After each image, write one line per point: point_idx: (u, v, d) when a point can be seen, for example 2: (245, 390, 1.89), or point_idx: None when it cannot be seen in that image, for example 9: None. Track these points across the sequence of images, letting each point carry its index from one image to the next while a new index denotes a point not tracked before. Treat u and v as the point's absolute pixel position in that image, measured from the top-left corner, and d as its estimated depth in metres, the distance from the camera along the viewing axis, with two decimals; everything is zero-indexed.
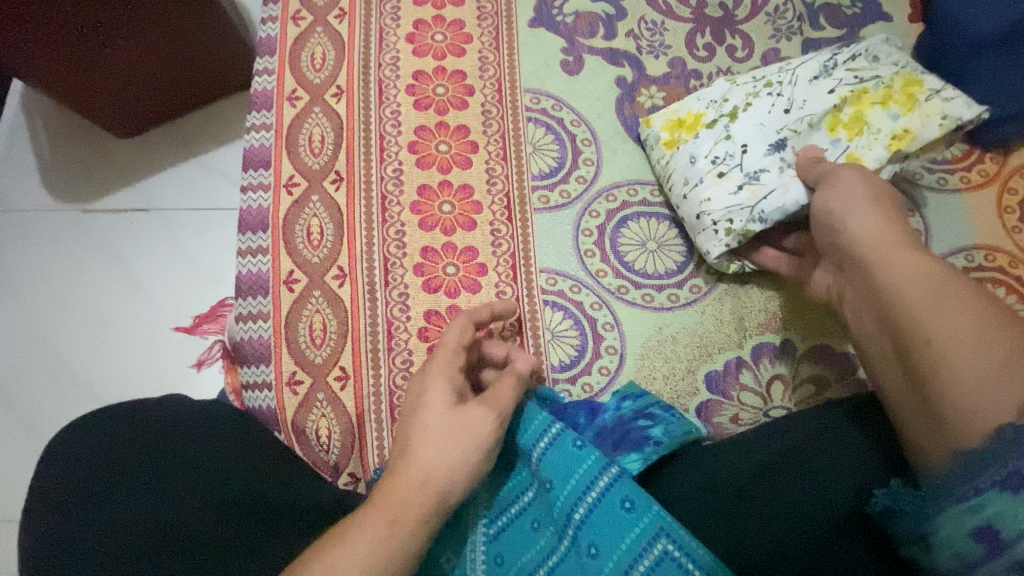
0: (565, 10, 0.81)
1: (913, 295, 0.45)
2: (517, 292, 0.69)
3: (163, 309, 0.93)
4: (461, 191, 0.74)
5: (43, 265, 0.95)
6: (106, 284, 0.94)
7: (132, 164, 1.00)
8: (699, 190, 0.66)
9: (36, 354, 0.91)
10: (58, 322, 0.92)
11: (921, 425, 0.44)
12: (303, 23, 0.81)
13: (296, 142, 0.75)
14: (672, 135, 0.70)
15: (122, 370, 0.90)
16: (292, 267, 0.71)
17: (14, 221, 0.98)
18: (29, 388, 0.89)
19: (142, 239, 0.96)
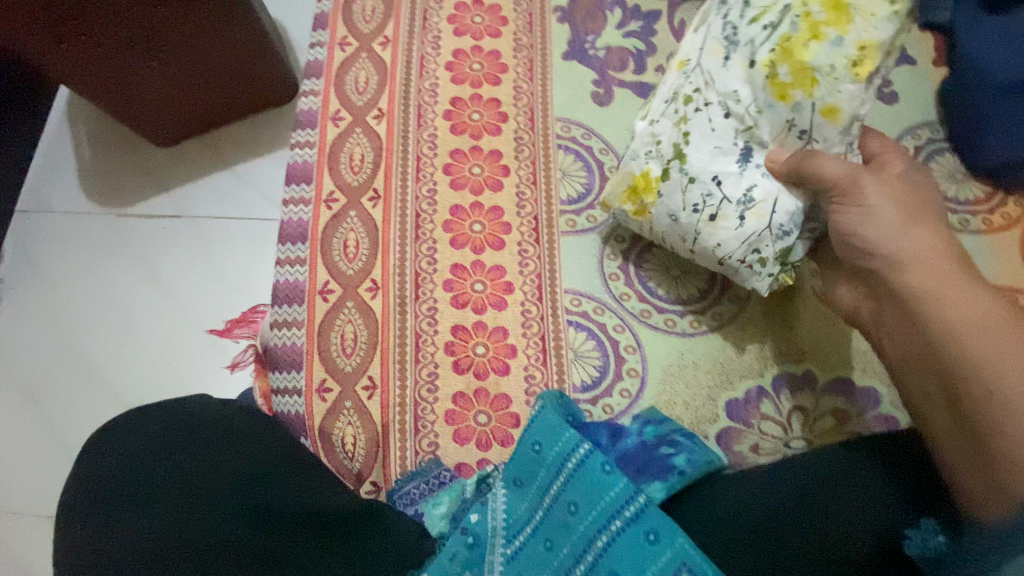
0: (597, 44, 0.84)
1: (966, 338, 0.46)
2: (542, 312, 0.71)
3: (193, 318, 0.92)
4: (491, 213, 0.77)
5: (80, 269, 0.96)
6: (138, 291, 0.93)
7: (169, 173, 1.00)
8: (704, 239, 0.63)
9: (65, 357, 0.91)
10: (92, 328, 0.92)
11: (966, 465, 0.44)
12: (349, 49, 0.85)
13: (338, 159, 0.79)
14: (636, 203, 0.67)
15: (148, 377, 0.89)
16: (328, 278, 0.74)
17: (56, 226, 0.98)
18: (57, 389, 0.90)
19: (174, 247, 0.95)
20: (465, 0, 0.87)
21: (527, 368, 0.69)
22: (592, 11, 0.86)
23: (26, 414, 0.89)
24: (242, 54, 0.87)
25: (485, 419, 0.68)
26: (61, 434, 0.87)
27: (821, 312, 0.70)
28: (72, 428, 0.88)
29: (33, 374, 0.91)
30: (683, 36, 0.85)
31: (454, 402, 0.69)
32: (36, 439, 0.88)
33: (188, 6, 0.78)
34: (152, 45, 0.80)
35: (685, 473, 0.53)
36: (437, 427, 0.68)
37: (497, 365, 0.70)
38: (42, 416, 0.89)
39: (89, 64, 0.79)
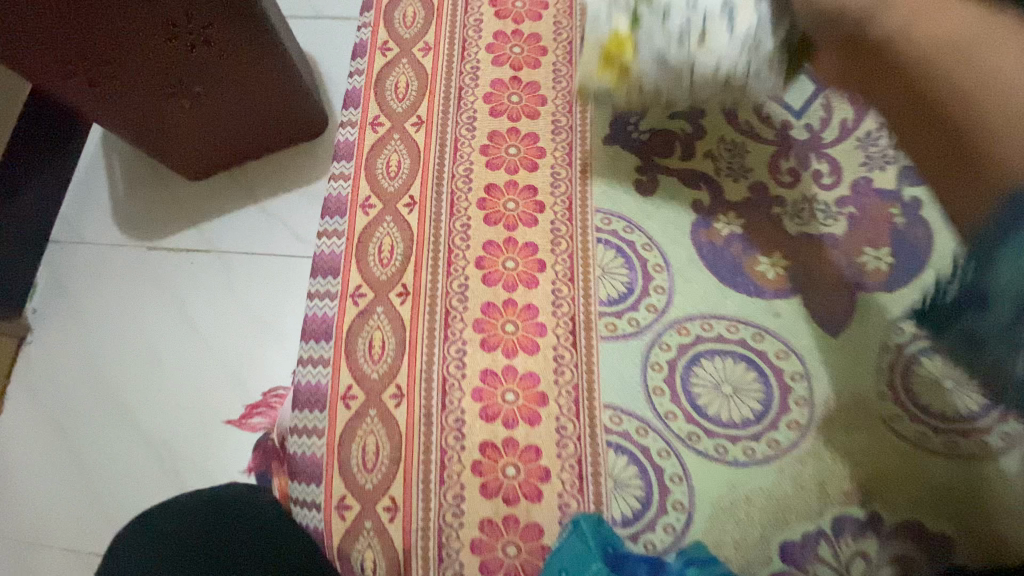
0: (641, 127, 0.79)
1: (948, 56, 0.35)
2: (579, 431, 0.66)
3: (221, 361, 0.88)
4: (525, 312, 0.71)
5: (108, 306, 0.92)
6: (166, 329, 0.90)
7: (198, 206, 0.96)
8: (697, 67, 0.60)
9: (96, 405, 0.87)
10: (119, 368, 0.89)
11: (941, 157, 0.35)
12: (381, 128, 0.80)
13: (365, 250, 0.75)
14: (605, 69, 0.63)
15: (182, 428, 0.85)
16: (351, 382, 0.70)
17: (84, 257, 0.95)
18: (93, 439, 0.86)
19: (202, 283, 0.92)
20: (502, 77, 0.83)
21: (561, 494, 0.64)
22: None
23: (60, 465, 0.85)
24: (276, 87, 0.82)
25: (514, 549, 0.63)
26: (97, 487, 0.84)
27: (885, 445, 0.64)
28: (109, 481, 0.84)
29: (64, 424, 0.87)
30: (736, 117, 0.79)
31: (481, 529, 0.64)
32: (68, 494, 0.84)
33: (223, 46, 0.72)
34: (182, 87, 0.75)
35: None
36: (462, 556, 0.63)
37: (529, 489, 0.65)
38: (75, 468, 0.85)
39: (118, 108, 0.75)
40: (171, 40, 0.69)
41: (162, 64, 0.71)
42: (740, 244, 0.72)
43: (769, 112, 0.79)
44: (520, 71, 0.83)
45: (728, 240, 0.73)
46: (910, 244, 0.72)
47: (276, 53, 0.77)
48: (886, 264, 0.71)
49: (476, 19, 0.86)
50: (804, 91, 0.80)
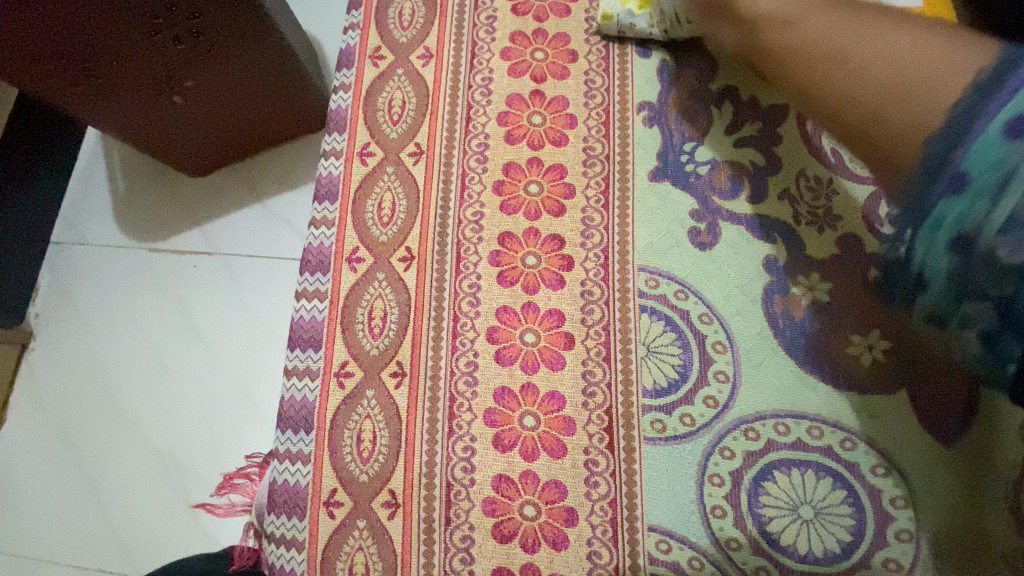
0: (697, 158, 0.62)
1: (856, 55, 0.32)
2: (616, 560, 0.53)
3: (235, 386, 0.76)
4: (548, 400, 0.57)
5: (106, 323, 0.80)
6: (172, 350, 0.78)
7: (203, 205, 0.84)
8: None
9: (111, 437, 0.76)
10: (121, 397, 0.77)
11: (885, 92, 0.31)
12: (371, 160, 0.65)
13: (353, 317, 0.61)
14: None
15: (217, 465, 0.73)
16: (335, 484, 0.57)
17: (82, 263, 0.83)
18: (113, 479, 0.74)
19: (209, 293, 0.80)
20: (521, 92, 0.66)
21: None
22: (690, 108, 0.64)
23: (81, 505, 0.74)
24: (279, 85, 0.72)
25: None
26: (120, 531, 0.72)
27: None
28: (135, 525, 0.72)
29: (78, 460, 0.75)
30: (819, 145, 0.62)
31: None
32: (89, 545, 0.72)
33: (219, 40, 0.62)
34: (166, 84, 0.65)
35: None
36: None
37: None
38: (94, 512, 0.73)
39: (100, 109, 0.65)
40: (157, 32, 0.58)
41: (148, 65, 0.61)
42: (823, 318, 0.57)
43: None
44: (543, 83, 0.66)
45: (808, 311, 0.57)
46: None
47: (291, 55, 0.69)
48: None
49: (488, 16, 0.69)
50: None
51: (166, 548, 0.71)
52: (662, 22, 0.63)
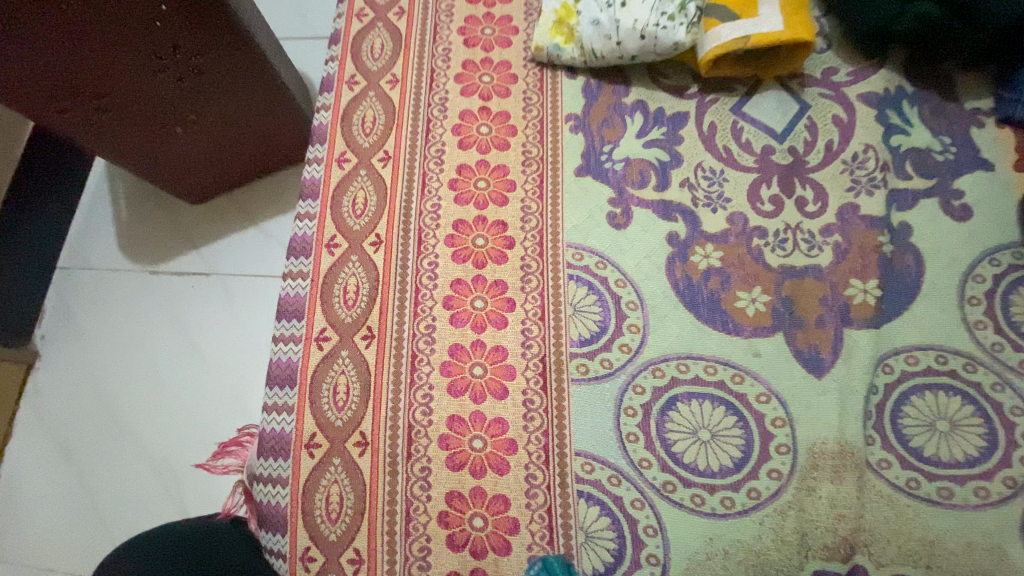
0: (615, 156, 0.76)
1: None
2: (548, 480, 0.63)
3: (219, 380, 0.93)
4: (493, 353, 0.69)
5: (111, 331, 0.97)
6: (166, 348, 0.95)
7: (196, 231, 1.03)
8: (625, 16, 0.73)
9: (101, 425, 0.92)
10: (121, 388, 0.94)
11: None
12: (348, 165, 0.79)
13: (331, 291, 0.73)
14: (563, 34, 0.78)
15: (189, 445, 0.90)
16: (315, 429, 0.68)
17: (91, 280, 1.01)
18: (102, 461, 0.90)
19: (202, 304, 0.98)
20: (471, 108, 0.81)
21: (530, 546, 0.62)
22: (609, 117, 0.79)
23: (68, 486, 0.90)
24: (264, 107, 0.87)
25: None
26: (102, 510, 0.88)
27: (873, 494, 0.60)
28: (114, 503, 0.88)
29: (72, 446, 0.91)
30: (713, 143, 0.76)
31: None
32: (78, 515, 0.88)
33: (211, 72, 0.77)
34: (173, 115, 0.81)
35: None
36: None
37: (497, 542, 0.62)
38: (84, 489, 0.89)
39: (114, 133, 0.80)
40: (160, 68, 0.73)
41: (157, 99, 0.78)
42: (717, 278, 0.69)
43: (749, 136, 0.76)
44: (489, 100, 0.81)
45: (705, 274, 0.70)
46: (898, 275, 0.68)
47: (278, 89, 0.85)
48: (873, 297, 0.67)
49: (444, 49, 0.84)
50: (788, 113, 0.77)
51: (144, 516, 0.87)
52: (584, 54, 0.78)
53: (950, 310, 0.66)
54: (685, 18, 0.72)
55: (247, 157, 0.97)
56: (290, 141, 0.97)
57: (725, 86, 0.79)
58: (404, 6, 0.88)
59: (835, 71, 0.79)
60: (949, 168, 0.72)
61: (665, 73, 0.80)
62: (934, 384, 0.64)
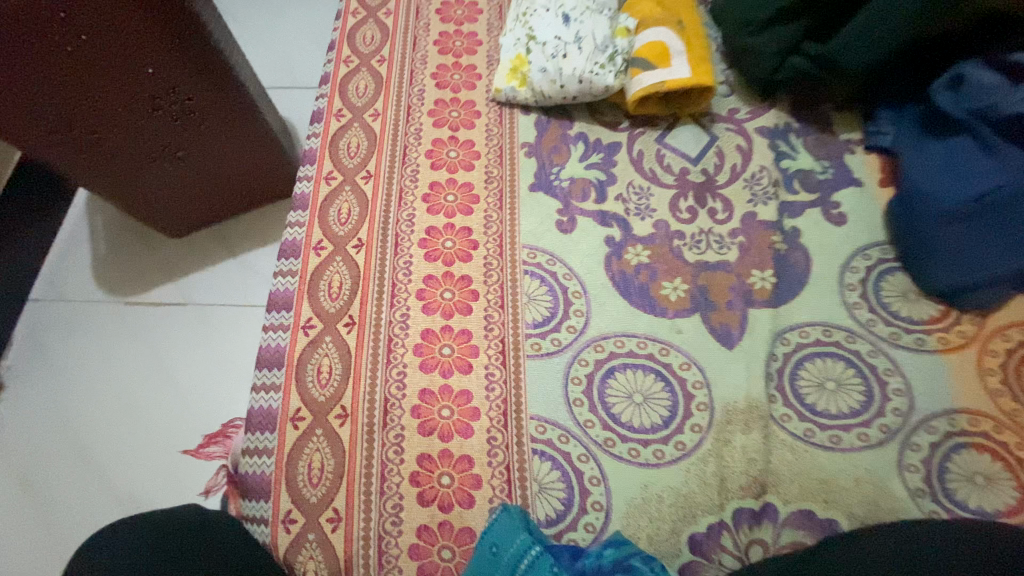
0: (562, 175, 0.92)
1: None
2: (507, 439, 0.73)
3: (187, 399, 1.03)
4: (460, 336, 0.80)
5: (81, 359, 1.08)
6: (139, 370, 1.06)
7: (178, 264, 1.16)
8: (566, 65, 0.91)
9: (61, 445, 1.00)
10: (87, 410, 1.03)
11: None
12: (334, 181, 0.92)
13: (317, 286, 0.84)
14: (518, 78, 0.95)
15: (147, 460, 0.98)
16: (300, 404, 0.76)
17: (68, 311, 1.12)
18: (60, 477, 0.98)
19: (177, 330, 1.09)
20: (441, 136, 0.96)
21: (491, 499, 0.71)
22: (557, 145, 0.95)
23: (22, 503, 0.96)
24: (243, 146, 1.01)
25: (449, 553, 0.69)
26: (53, 524, 0.95)
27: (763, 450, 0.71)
28: (66, 518, 0.95)
29: (29, 460, 1.00)
30: (641, 165, 0.93)
31: (418, 535, 0.69)
32: (27, 525, 0.95)
33: (198, 114, 0.91)
34: (166, 152, 0.95)
35: None
36: (401, 562, 0.68)
37: (462, 496, 0.71)
38: (38, 505, 0.96)
39: (108, 169, 0.93)
40: (153, 110, 0.87)
41: (152, 138, 0.91)
42: (647, 272, 0.83)
43: (671, 160, 0.93)
44: (457, 131, 0.96)
45: (637, 268, 0.84)
46: (790, 268, 0.84)
47: (261, 132, 1.01)
48: (770, 283, 0.82)
49: (419, 90, 1.00)
50: (701, 142, 0.95)
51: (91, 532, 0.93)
52: (535, 95, 0.95)
53: (833, 293, 0.82)
54: (613, 67, 0.91)
55: (230, 191, 1.10)
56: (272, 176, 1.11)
57: (650, 122, 0.97)
58: (385, 55, 1.04)
59: (737, 111, 0.98)
60: (827, 186, 0.91)
61: (602, 111, 0.98)
62: (825, 352, 0.77)
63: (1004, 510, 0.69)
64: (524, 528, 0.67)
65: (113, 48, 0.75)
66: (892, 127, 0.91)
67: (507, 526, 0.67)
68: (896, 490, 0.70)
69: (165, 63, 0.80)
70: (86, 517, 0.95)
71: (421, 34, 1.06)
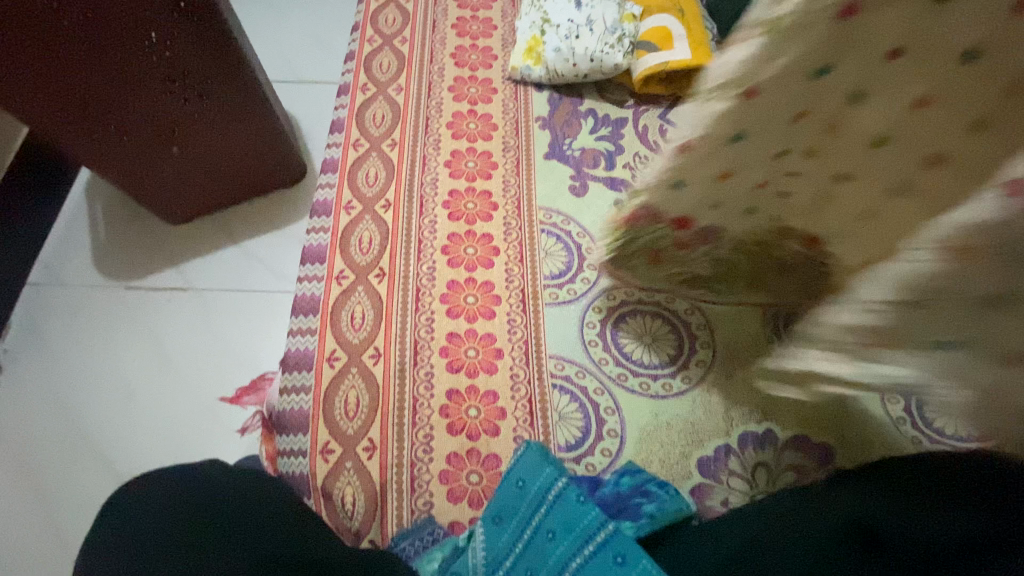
0: (574, 146, 1.00)
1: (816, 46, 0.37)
2: (529, 375, 0.80)
3: (184, 380, 1.07)
4: (483, 286, 0.86)
5: (78, 341, 1.11)
6: (137, 352, 1.10)
7: (177, 250, 1.20)
8: (579, 45, 0.99)
9: (58, 422, 1.04)
10: (83, 389, 1.07)
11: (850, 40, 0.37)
12: (361, 148, 0.99)
13: (348, 241, 0.90)
14: (533, 57, 1.03)
15: (141, 437, 1.02)
16: (335, 346, 0.82)
17: (65, 294, 1.16)
18: (54, 453, 1.02)
19: (178, 314, 1.14)
20: (461, 110, 1.03)
21: (515, 428, 0.77)
22: (568, 120, 1.02)
23: (16, 480, 1.00)
24: (244, 128, 1.04)
25: (476, 477, 0.75)
26: (48, 499, 0.98)
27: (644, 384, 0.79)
28: (61, 493, 0.99)
29: (24, 439, 1.03)
30: (646, 138, 1.01)
31: (448, 462, 0.76)
32: (22, 498, 0.99)
33: (209, 95, 0.95)
34: (174, 133, 0.98)
35: (655, 519, 0.66)
36: (433, 486, 0.75)
37: (488, 426, 0.77)
38: (33, 481, 1.00)
39: (110, 148, 0.94)
40: (166, 88, 0.90)
41: (162, 117, 0.95)
42: None
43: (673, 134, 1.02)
44: (475, 105, 1.04)
45: None
46: None
47: (270, 119, 1.06)
48: None
49: (439, 68, 1.08)
50: None
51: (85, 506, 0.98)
52: (549, 74, 1.02)
53: None
54: (621, 48, 0.99)
55: (236, 177, 1.15)
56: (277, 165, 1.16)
57: (654, 100, 1.06)
58: (407, 37, 1.12)
59: None
60: None
61: (609, 90, 1.06)
62: None
63: None
64: (550, 463, 0.72)
65: (130, 23, 0.78)
66: None
67: (536, 460, 0.72)
68: (879, 418, 0.77)
69: (181, 42, 0.85)
70: (81, 492, 0.99)
71: (439, 18, 1.14)
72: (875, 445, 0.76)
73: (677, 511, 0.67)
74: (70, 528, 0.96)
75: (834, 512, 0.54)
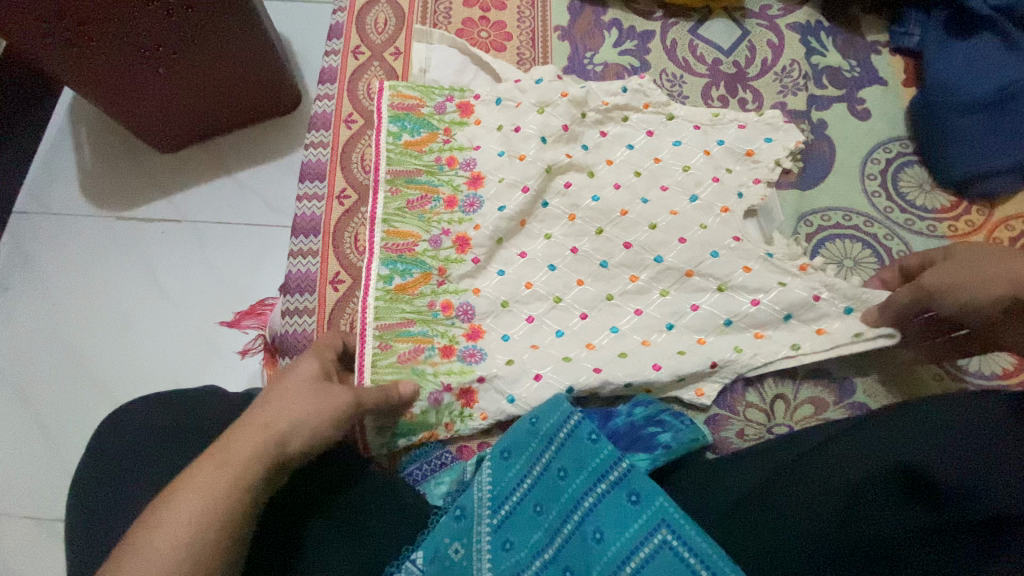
0: (595, 60, 0.96)
1: None
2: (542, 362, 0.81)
3: (178, 313, 1.10)
4: (462, 310, 0.78)
5: (68, 268, 1.14)
6: (130, 282, 1.13)
7: (169, 179, 1.19)
8: None
9: (53, 346, 1.09)
10: (74, 318, 1.10)
11: None
12: (362, 57, 0.97)
13: (350, 159, 0.91)
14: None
15: (133, 364, 1.07)
16: (338, 269, 0.84)
17: (51, 220, 1.17)
18: (45, 374, 1.07)
19: (172, 245, 1.15)
20: (473, 17, 0.99)
21: None
22: (590, 32, 0.98)
23: (8, 399, 1.06)
24: (240, 66, 1.04)
25: None
26: (42, 416, 1.05)
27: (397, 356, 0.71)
28: (53, 410, 1.05)
29: (17, 363, 1.08)
30: (675, 54, 0.96)
31: None
32: (17, 412, 1.05)
33: (197, 12, 0.90)
34: (157, 52, 0.93)
35: (671, 448, 0.67)
36: None
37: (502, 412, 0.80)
38: (25, 401, 1.06)
39: (85, 63, 0.90)
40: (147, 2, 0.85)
41: (147, 37, 0.90)
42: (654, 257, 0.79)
43: (703, 51, 0.96)
44: (488, 11, 0.99)
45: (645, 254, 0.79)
46: (817, 154, 0.90)
47: (257, 36, 1.00)
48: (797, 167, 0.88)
49: None
50: (732, 36, 0.97)
51: (78, 423, 1.04)
52: None
53: (854, 182, 0.88)
54: None
55: (230, 100, 1.11)
56: (269, 87, 1.12)
57: (684, 11, 0.99)
58: None
59: (769, 7, 0.99)
60: (855, 82, 0.93)
61: None
62: (843, 233, 0.85)
63: (999, 374, 0.74)
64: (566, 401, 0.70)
65: None
66: (919, 29, 0.92)
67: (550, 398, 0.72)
68: (904, 354, 0.76)
69: None
70: (73, 414, 1.05)
71: None
72: (897, 381, 0.75)
73: (692, 441, 0.68)
74: (67, 443, 1.03)
75: (844, 465, 0.57)
